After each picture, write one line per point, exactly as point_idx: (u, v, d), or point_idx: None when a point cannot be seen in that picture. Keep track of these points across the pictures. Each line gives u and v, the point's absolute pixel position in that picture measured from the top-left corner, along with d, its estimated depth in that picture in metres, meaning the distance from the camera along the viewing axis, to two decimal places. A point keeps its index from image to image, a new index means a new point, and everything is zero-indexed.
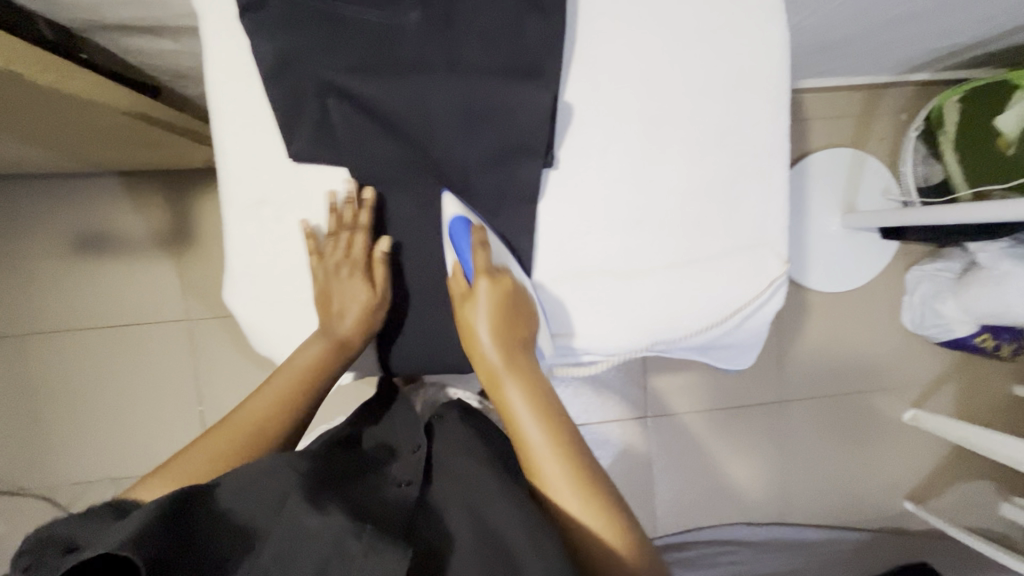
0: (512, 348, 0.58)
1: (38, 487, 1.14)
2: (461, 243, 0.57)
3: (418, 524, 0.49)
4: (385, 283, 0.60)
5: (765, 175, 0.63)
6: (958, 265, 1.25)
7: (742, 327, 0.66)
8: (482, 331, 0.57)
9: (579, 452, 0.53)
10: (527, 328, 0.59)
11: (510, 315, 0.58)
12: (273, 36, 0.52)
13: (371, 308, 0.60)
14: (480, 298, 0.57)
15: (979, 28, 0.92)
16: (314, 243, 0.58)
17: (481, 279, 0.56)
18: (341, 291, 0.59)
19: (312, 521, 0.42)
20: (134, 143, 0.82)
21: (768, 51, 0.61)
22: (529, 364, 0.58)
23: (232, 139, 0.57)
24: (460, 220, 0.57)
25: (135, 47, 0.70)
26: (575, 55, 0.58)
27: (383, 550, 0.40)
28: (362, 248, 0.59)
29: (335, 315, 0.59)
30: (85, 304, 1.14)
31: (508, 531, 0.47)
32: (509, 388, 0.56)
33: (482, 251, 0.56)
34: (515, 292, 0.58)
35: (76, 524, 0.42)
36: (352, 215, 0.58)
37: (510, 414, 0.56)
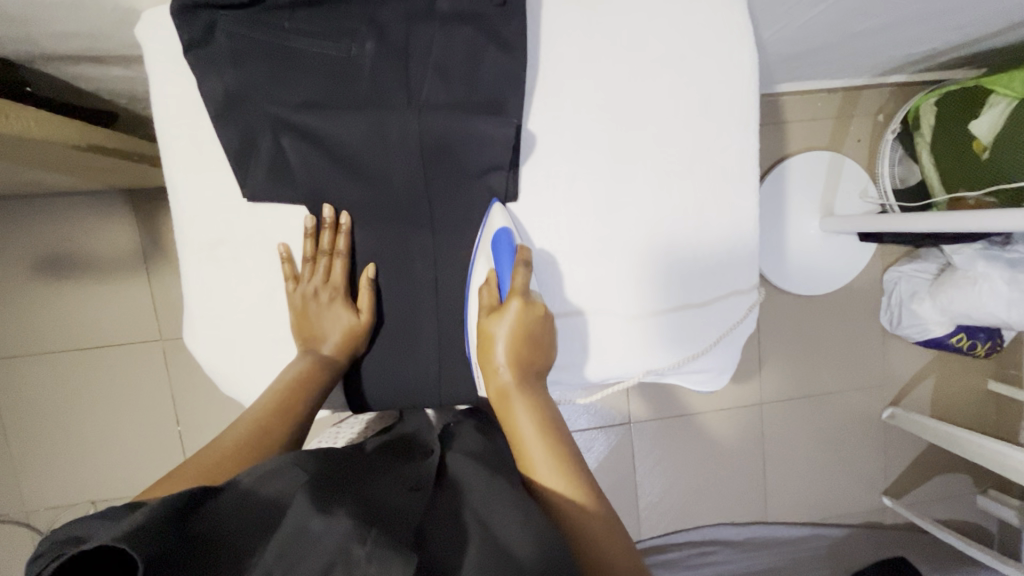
0: (529, 373, 0.57)
1: (16, 512, 1.13)
2: (502, 257, 0.57)
3: (430, 523, 0.45)
4: (370, 308, 0.59)
5: (735, 203, 0.62)
6: (934, 266, 1.27)
7: (717, 352, 0.66)
8: (502, 347, 0.55)
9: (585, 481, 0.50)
10: (546, 357, 0.57)
11: (533, 341, 0.57)
12: (223, 74, 0.51)
13: (355, 332, 0.58)
14: (508, 316, 0.55)
15: (954, 33, 0.92)
16: (291, 267, 0.58)
17: (514, 299, 0.56)
18: (322, 314, 0.58)
19: (315, 524, 0.39)
20: (90, 169, 0.79)
21: (737, 76, 0.60)
22: (541, 390, 0.57)
23: (184, 177, 0.55)
24: (505, 232, 0.57)
25: (84, 73, 0.67)
26: (538, 85, 0.57)
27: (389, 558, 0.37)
28: (341, 273, 0.58)
29: (316, 338, 0.58)
30: (56, 326, 1.11)
31: (506, 533, 0.43)
32: (518, 408, 0.54)
33: (522, 270, 0.56)
34: (544, 320, 0.57)
35: (88, 526, 0.41)
36: (329, 240, 0.57)
37: (516, 432, 0.54)
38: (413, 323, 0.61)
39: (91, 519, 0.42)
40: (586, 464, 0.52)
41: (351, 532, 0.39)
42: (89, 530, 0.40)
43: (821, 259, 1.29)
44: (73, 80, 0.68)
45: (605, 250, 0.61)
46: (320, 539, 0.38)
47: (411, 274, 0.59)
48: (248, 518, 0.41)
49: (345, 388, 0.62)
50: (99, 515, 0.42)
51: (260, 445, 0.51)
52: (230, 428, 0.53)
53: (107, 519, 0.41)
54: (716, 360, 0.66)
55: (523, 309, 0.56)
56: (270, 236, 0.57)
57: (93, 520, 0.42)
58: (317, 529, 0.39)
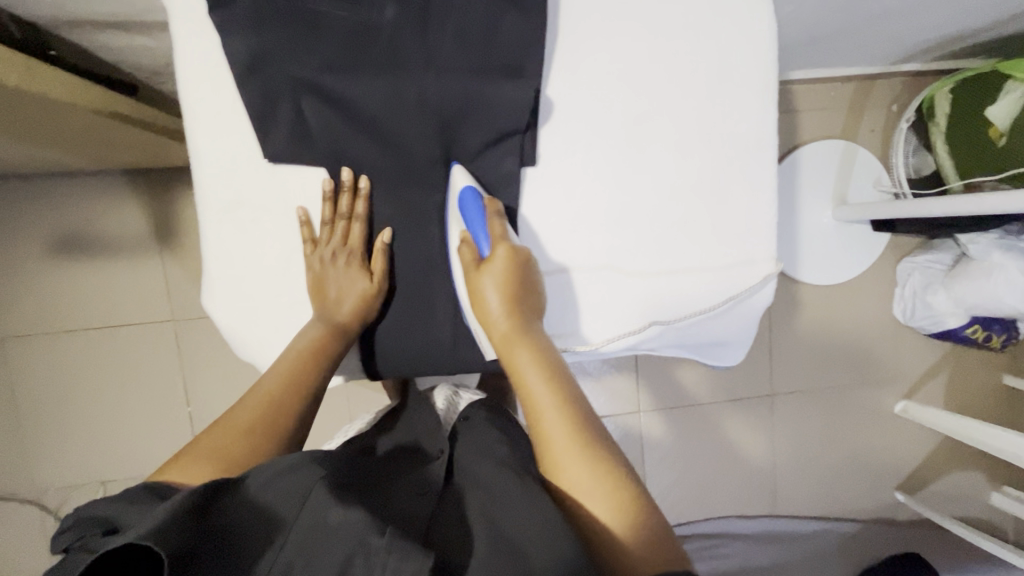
0: (523, 318, 0.55)
1: (28, 490, 1.13)
2: (472, 216, 0.56)
3: (436, 532, 0.48)
4: (383, 273, 0.59)
5: (750, 171, 0.62)
6: (948, 258, 1.26)
7: (732, 323, 0.65)
8: (497, 295, 0.54)
9: (590, 422, 0.49)
10: (537, 305, 0.56)
11: (525, 287, 0.55)
12: (244, 36, 0.51)
13: (369, 297, 0.58)
14: (498, 263, 0.54)
15: (972, 17, 0.91)
16: (309, 231, 0.58)
17: (500, 245, 0.55)
18: (337, 277, 0.58)
19: (334, 516, 0.43)
20: (108, 142, 0.80)
21: (756, 42, 0.59)
22: (541, 335, 0.55)
23: (207, 141, 0.55)
24: (471, 191, 0.56)
25: (107, 43, 0.68)
26: (556, 52, 0.57)
27: (405, 548, 0.40)
28: (359, 236, 0.58)
29: (331, 300, 0.58)
30: (68, 305, 1.12)
31: (517, 530, 0.44)
32: (521, 351, 0.53)
33: (497, 220, 0.56)
34: (531, 266, 0.56)
35: (113, 506, 0.43)
36: (347, 204, 0.57)
37: (521, 379, 0.52)
38: (427, 293, 0.60)
39: (110, 501, 0.43)
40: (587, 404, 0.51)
41: (365, 528, 0.42)
42: (112, 512, 0.42)
43: (833, 249, 1.28)
44: (95, 49, 0.69)
45: (623, 217, 0.61)
46: (339, 531, 0.42)
47: (427, 241, 0.59)
48: (272, 509, 0.44)
49: (359, 355, 0.62)
50: (121, 495, 0.44)
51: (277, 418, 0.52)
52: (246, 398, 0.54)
53: (127, 501, 0.43)
54: (733, 330, 0.66)
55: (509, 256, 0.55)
56: (287, 197, 0.58)
57: (113, 501, 0.43)
58: (335, 521, 0.42)
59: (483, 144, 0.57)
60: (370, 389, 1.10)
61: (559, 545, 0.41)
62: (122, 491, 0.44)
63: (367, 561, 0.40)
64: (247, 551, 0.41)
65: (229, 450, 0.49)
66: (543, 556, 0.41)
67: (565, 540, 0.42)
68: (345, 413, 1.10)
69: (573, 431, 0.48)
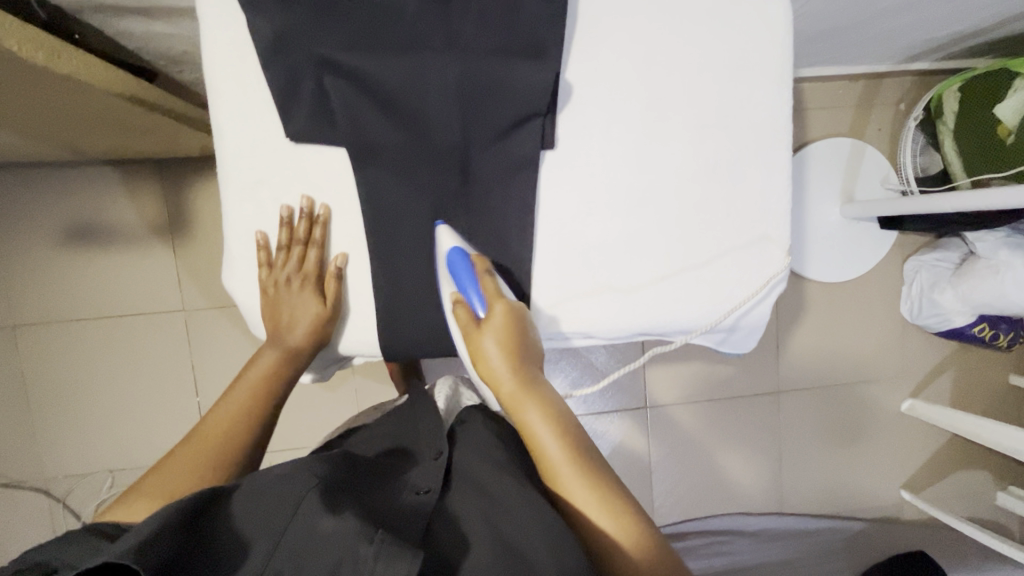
0: (525, 374, 0.55)
1: (35, 478, 1.14)
2: (463, 276, 0.56)
3: (435, 527, 0.49)
4: (335, 298, 0.60)
5: (767, 158, 0.62)
6: (956, 256, 1.27)
7: (742, 314, 0.65)
8: (500, 355, 0.54)
9: (605, 476, 0.52)
10: (535, 355, 0.57)
11: (523, 340, 0.56)
12: (270, 15, 0.52)
13: (321, 321, 0.60)
14: (498, 323, 0.54)
15: (982, 13, 0.92)
16: (266, 255, 0.59)
17: (497, 304, 0.55)
18: (290, 301, 0.60)
19: (326, 523, 0.45)
20: (127, 127, 0.81)
21: (773, 29, 0.60)
22: (545, 387, 0.56)
23: (230, 121, 0.56)
24: (458, 250, 0.57)
25: (129, 30, 0.69)
26: (576, 36, 0.57)
27: (393, 552, 0.41)
28: (315, 262, 0.60)
29: (285, 326, 0.60)
30: (79, 294, 1.13)
31: (525, 543, 0.47)
32: (530, 410, 0.53)
33: (487, 278, 0.57)
34: (526, 317, 0.57)
35: (61, 548, 0.42)
36: (304, 229, 0.58)
37: (535, 441, 0.53)
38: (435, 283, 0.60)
39: (60, 542, 0.43)
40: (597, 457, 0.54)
41: (358, 533, 0.43)
42: (58, 556, 0.41)
43: (839, 247, 1.29)
44: (117, 36, 0.70)
45: (639, 202, 0.61)
46: (332, 537, 0.44)
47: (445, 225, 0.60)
48: (264, 518, 0.46)
49: (375, 337, 0.61)
50: (67, 539, 0.43)
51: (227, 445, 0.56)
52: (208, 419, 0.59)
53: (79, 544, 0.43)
54: (743, 321, 0.66)
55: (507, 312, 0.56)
56: (306, 177, 0.58)
57: (60, 545, 0.43)
58: (327, 529, 0.44)
59: (505, 126, 0.57)
60: (378, 381, 1.10)
61: (561, 554, 0.45)
62: (68, 535, 0.44)
63: (355, 566, 0.41)
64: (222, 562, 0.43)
65: (184, 473, 0.53)
66: (546, 560, 0.45)
67: (567, 548, 0.46)
68: (352, 404, 1.10)
69: (591, 487, 0.51)
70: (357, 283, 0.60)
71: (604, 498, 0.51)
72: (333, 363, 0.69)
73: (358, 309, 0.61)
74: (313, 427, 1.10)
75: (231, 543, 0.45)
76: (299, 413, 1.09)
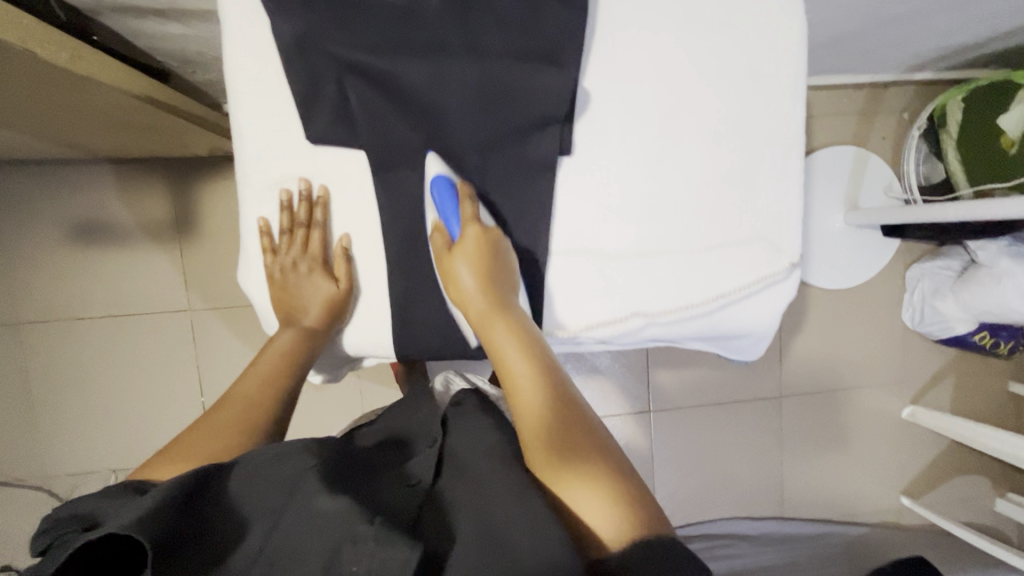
0: (496, 294, 0.57)
1: (38, 477, 1.13)
2: (444, 204, 0.57)
3: (426, 519, 0.47)
4: (348, 276, 0.60)
5: (781, 166, 0.62)
6: (957, 264, 1.28)
7: (751, 317, 0.65)
8: (470, 274, 0.56)
9: (565, 399, 0.52)
10: (510, 281, 0.58)
11: (496, 265, 0.58)
12: (293, 18, 0.52)
13: (336, 300, 0.59)
14: (468, 244, 0.56)
15: (989, 23, 0.93)
16: (269, 240, 0.59)
17: (469, 226, 0.56)
18: (302, 283, 0.59)
19: (325, 503, 0.44)
20: (139, 127, 0.81)
21: (787, 41, 0.60)
22: (516, 312, 0.58)
23: (250, 123, 0.56)
24: (443, 179, 0.56)
25: (145, 30, 0.69)
26: (594, 44, 0.58)
27: (393, 539, 0.40)
28: (319, 244, 0.59)
29: (299, 307, 0.59)
30: (85, 293, 1.13)
31: (513, 532, 0.44)
32: (496, 327, 0.56)
33: (468, 203, 0.57)
34: (500, 245, 0.58)
35: (94, 503, 0.45)
36: (305, 212, 0.58)
37: (500, 355, 0.55)
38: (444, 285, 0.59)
39: (93, 498, 0.46)
40: (563, 380, 0.54)
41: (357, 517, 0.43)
42: (93, 508, 0.45)
43: (841, 254, 1.30)
44: (133, 36, 0.71)
45: (653, 208, 0.61)
46: (330, 518, 0.43)
47: None
48: (266, 496, 0.46)
49: (388, 338, 0.61)
50: (102, 493, 0.47)
51: (246, 423, 0.54)
52: (222, 401, 0.57)
53: (108, 500, 0.46)
54: (751, 326, 0.65)
55: (479, 236, 0.57)
56: (322, 177, 0.58)
57: (92, 500, 0.46)
58: (327, 508, 0.44)
59: (523, 131, 0.57)
60: (383, 383, 1.10)
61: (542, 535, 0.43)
62: (103, 490, 0.48)
63: (356, 549, 0.40)
64: (219, 539, 0.44)
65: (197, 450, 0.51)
66: (527, 545, 0.43)
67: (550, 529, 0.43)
68: (357, 405, 1.10)
69: (550, 403, 0.52)
70: (371, 284, 0.60)
71: (561, 417, 0.51)
72: (344, 365, 0.68)
73: (372, 310, 0.61)
74: (317, 429, 1.10)
75: (231, 523, 0.45)
76: (304, 414, 1.09)
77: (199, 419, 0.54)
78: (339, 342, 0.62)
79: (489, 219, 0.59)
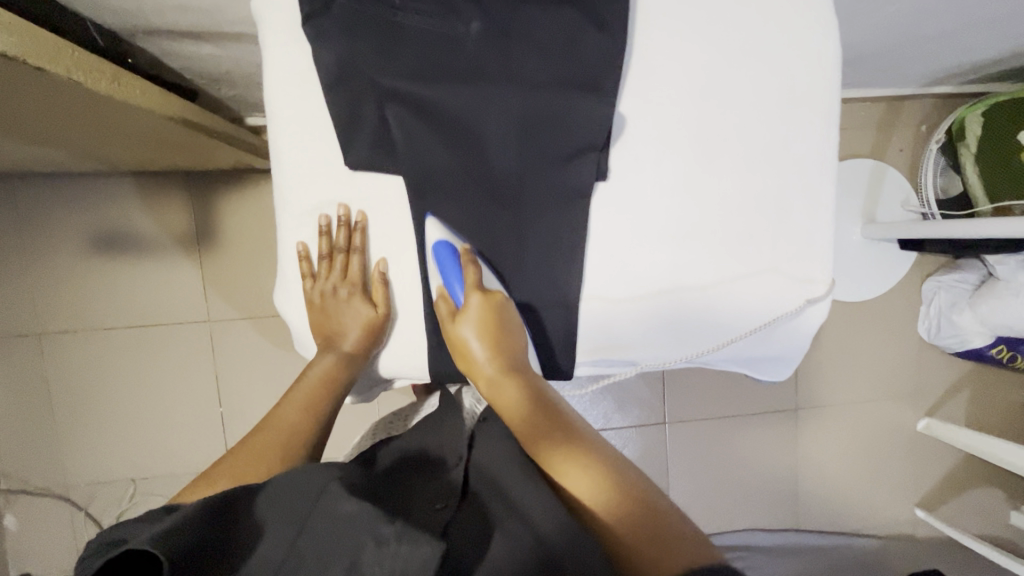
0: (506, 357, 0.57)
1: (58, 486, 1.14)
2: (448, 270, 0.57)
3: (453, 528, 0.46)
4: (386, 301, 0.60)
5: (812, 193, 0.63)
6: (975, 278, 1.27)
7: (782, 343, 0.66)
8: (477, 342, 0.56)
9: (587, 450, 0.51)
10: (518, 341, 0.58)
11: (502, 329, 0.58)
12: (336, 46, 0.52)
13: (374, 325, 0.60)
14: (472, 312, 0.56)
15: (1011, 41, 0.93)
16: (308, 266, 0.60)
17: (472, 294, 0.56)
18: (341, 309, 0.60)
19: (346, 506, 0.43)
20: (167, 143, 0.82)
21: (821, 66, 0.60)
22: (526, 371, 0.58)
23: (288, 148, 0.57)
24: (444, 244, 0.57)
25: (179, 51, 0.70)
26: (631, 70, 0.58)
27: (416, 536, 0.40)
28: (358, 270, 0.60)
29: (337, 332, 0.60)
30: (105, 303, 1.13)
31: (549, 539, 0.44)
32: (508, 390, 0.56)
33: (471, 267, 0.57)
34: (505, 307, 0.58)
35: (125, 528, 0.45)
36: (344, 238, 0.59)
37: (514, 419, 0.55)
38: None
39: (123, 523, 0.46)
40: (579, 432, 0.54)
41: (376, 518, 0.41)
42: (123, 531, 0.44)
43: (857, 266, 1.30)
44: (166, 56, 0.71)
45: (687, 233, 0.61)
46: (352, 521, 0.42)
47: (500, 255, 0.60)
48: (287, 505, 0.44)
49: (422, 362, 0.61)
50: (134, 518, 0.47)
51: (286, 446, 0.55)
52: (262, 425, 0.57)
53: (139, 522, 0.45)
54: (780, 353, 0.67)
55: (483, 301, 0.57)
56: (360, 201, 0.58)
57: (124, 524, 0.45)
58: (348, 511, 0.42)
59: (561, 158, 0.58)
60: (402, 395, 1.10)
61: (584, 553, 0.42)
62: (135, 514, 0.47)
63: (378, 550, 0.40)
64: (240, 549, 0.42)
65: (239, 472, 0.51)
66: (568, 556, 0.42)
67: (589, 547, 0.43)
68: (376, 416, 1.11)
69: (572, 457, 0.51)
70: (408, 306, 0.61)
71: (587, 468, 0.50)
72: (376, 386, 0.67)
73: (406, 332, 0.61)
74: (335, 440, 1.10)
75: (251, 533, 0.43)
76: None
77: (238, 442, 0.55)
78: (375, 365, 0.63)
79: (493, 280, 0.60)
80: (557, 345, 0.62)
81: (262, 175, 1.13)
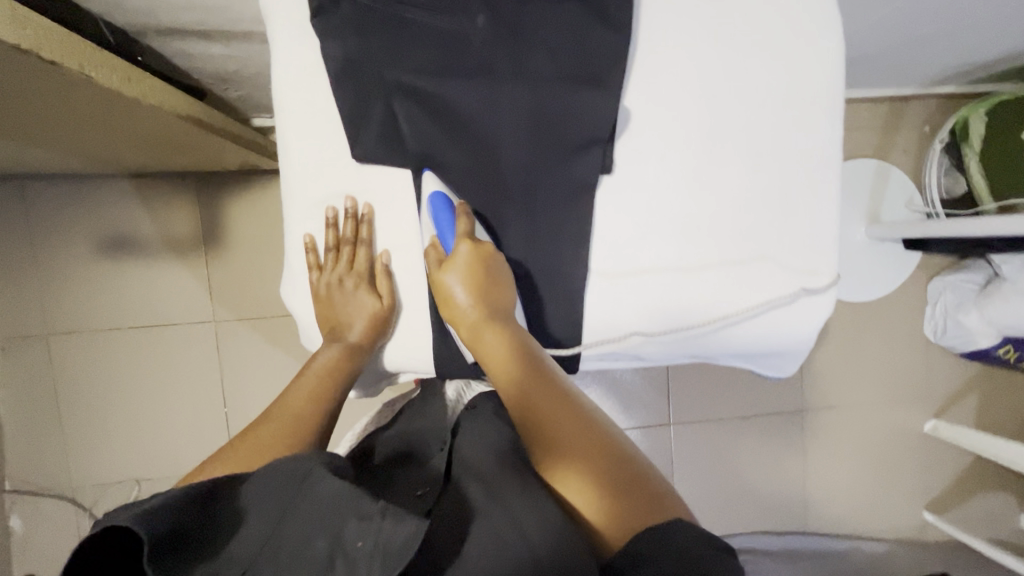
0: (490, 307, 0.57)
1: (64, 486, 1.14)
2: (441, 220, 0.57)
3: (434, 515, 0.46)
4: (391, 292, 0.61)
5: (817, 186, 0.63)
6: (981, 276, 1.26)
7: (788, 337, 0.65)
8: (463, 289, 0.55)
9: (565, 400, 0.51)
10: (507, 293, 0.58)
11: (490, 281, 0.57)
12: (346, 42, 0.53)
13: (379, 316, 0.60)
14: (460, 261, 0.56)
15: (1012, 40, 0.94)
16: (315, 257, 0.61)
17: (462, 243, 0.56)
18: (346, 300, 0.60)
19: (326, 485, 0.42)
20: (175, 143, 0.83)
21: (825, 60, 0.61)
22: (510, 321, 0.57)
23: (296, 142, 0.58)
24: (440, 196, 0.57)
25: (188, 52, 0.71)
26: (636, 65, 0.58)
27: (400, 512, 0.40)
28: (364, 261, 0.60)
29: (343, 323, 0.60)
30: (112, 304, 1.14)
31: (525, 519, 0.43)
32: (490, 337, 0.56)
33: (464, 219, 0.57)
34: (495, 260, 0.57)
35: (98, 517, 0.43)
36: (351, 229, 0.59)
37: (494, 363, 0.55)
38: None
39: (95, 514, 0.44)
40: (559, 381, 0.53)
41: (358, 495, 0.42)
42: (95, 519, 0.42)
43: (862, 266, 1.30)
44: (176, 56, 0.72)
45: (692, 227, 0.61)
46: (332, 499, 0.41)
47: (506, 248, 0.61)
48: (268, 489, 0.43)
49: (426, 355, 0.61)
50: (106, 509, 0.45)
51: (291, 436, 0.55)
52: (267, 415, 0.57)
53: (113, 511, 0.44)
54: (785, 347, 0.66)
55: (472, 251, 0.56)
56: (367, 194, 0.59)
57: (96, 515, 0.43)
58: (329, 490, 0.42)
59: (567, 152, 0.58)
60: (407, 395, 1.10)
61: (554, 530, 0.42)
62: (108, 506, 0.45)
63: (363, 524, 0.40)
64: (222, 534, 0.41)
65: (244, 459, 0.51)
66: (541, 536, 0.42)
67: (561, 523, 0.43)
68: None
69: (550, 405, 0.50)
70: (413, 299, 0.61)
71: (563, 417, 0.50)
72: (381, 380, 0.68)
73: (410, 326, 0.61)
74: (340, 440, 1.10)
75: (232, 519, 0.42)
76: None
77: (244, 430, 0.55)
78: (379, 358, 0.63)
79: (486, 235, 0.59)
80: (561, 337, 0.63)
81: (268, 177, 1.14)
